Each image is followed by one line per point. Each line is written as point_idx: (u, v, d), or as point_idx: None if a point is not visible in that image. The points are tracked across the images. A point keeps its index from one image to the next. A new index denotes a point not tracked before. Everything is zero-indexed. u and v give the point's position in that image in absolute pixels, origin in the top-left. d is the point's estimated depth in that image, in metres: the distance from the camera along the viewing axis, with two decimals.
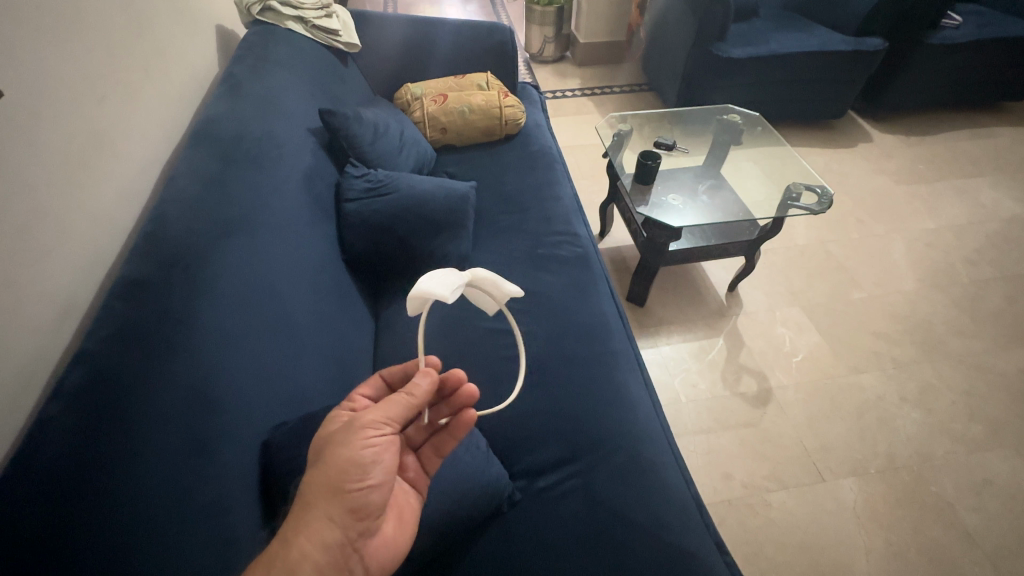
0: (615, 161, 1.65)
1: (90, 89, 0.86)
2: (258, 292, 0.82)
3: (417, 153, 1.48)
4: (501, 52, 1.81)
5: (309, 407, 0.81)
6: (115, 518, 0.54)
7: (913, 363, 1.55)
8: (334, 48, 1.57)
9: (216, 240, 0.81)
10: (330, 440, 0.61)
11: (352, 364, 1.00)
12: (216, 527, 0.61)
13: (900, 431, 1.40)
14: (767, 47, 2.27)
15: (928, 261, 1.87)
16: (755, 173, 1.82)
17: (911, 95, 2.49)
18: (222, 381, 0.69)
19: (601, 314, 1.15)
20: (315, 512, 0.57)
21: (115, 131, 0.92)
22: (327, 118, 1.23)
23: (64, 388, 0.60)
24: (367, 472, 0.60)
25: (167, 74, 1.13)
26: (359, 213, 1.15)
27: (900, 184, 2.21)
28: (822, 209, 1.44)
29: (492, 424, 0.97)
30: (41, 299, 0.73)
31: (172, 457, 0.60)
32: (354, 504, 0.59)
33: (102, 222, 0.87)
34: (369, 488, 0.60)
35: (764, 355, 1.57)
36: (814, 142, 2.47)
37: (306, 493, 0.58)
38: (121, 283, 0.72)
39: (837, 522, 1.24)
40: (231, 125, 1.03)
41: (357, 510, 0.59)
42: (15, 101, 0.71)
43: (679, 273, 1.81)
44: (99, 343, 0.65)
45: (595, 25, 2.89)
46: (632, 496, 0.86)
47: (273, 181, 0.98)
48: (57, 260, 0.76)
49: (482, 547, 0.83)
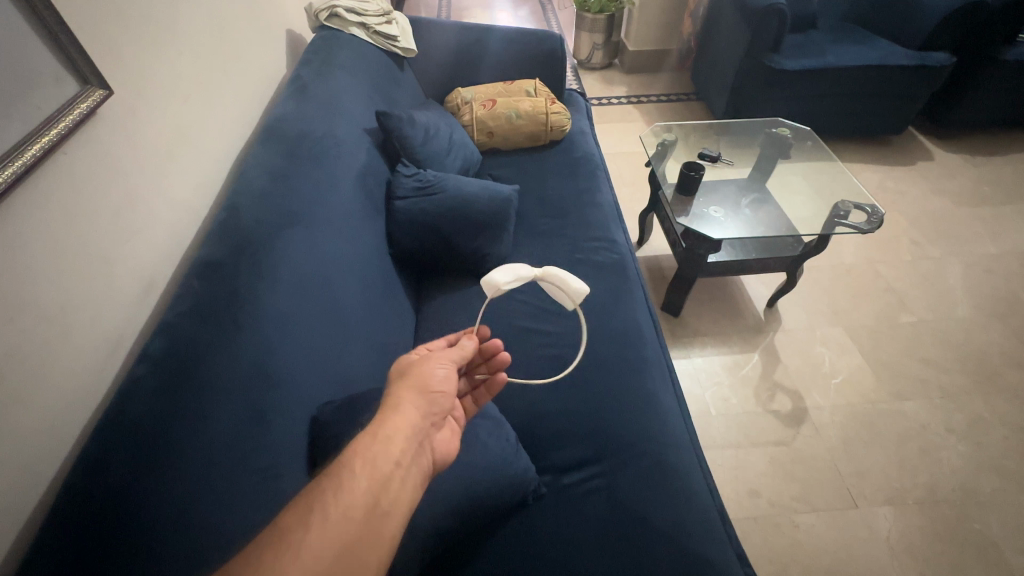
0: (657, 170, 1.65)
1: (177, 87, 0.96)
2: (314, 280, 0.88)
3: (465, 155, 1.53)
4: (550, 59, 1.85)
5: (353, 388, 0.87)
6: (187, 471, 0.61)
7: (961, 393, 1.49)
8: (391, 52, 1.64)
9: (279, 229, 0.89)
10: (420, 365, 0.72)
11: (395, 352, 1.06)
12: (270, 490, 0.67)
13: (943, 462, 1.34)
14: (823, 60, 2.21)
15: (986, 288, 1.78)
16: (802, 188, 1.78)
17: (980, 112, 2.36)
18: (280, 358, 0.76)
19: (635, 320, 1.17)
20: (407, 403, 0.66)
21: (197, 125, 1.02)
22: (383, 120, 1.30)
23: (149, 354, 0.69)
24: (442, 385, 0.71)
25: (243, 76, 1.23)
26: (409, 210, 1.21)
27: (962, 206, 2.10)
28: (871, 229, 1.40)
29: (522, 421, 1.00)
30: (130, 274, 0.81)
31: (235, 423, 0.67)
32: (434, 407, 0.69)
33: (182, 207, 0.96)
34: (444, 399, 0.70)
35: (801, 374, 1.53)
36: (868, 158, 2.39)
37: (398, 392, 0.67)
38: (198, 265, 0.80)
39: (869, 550, 1.20)
40: (297, 124, 1.11)
41: (435, 414, 0.69)
42: (121, 99, 0.81)
43: (717, 285, 1.79)
44: (179, 316, 0.73)
45: (645, 33, 2.89)
46: (656, 501, 0.87)
47: (331, 176, 1.06)
48: (144, 239, 0.85)
49: (507, 536, 0.86)
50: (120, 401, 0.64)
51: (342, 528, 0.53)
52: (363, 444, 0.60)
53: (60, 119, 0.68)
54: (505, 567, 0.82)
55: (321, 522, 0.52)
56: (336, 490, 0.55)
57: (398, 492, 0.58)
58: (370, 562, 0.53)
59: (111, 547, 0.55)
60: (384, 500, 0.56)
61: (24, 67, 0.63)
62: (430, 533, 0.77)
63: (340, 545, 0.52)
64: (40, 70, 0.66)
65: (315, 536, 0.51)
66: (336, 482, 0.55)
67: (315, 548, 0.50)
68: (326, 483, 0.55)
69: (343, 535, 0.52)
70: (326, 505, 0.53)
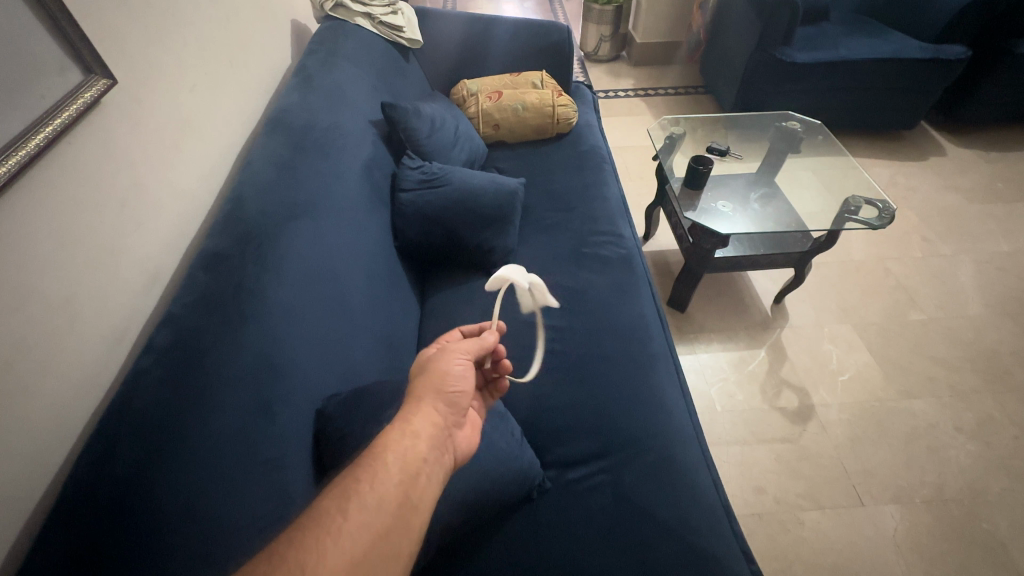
0: (665, 163, 1.63)
1: (182, 77, 0.95)
2: (320, 272, 0.88)
3: (470, 148, 1.52)
4: (557, 50, 1.82)
5: (358, 380, 0.87)
6: (193, 463, 0.60)
7: (971, 392, 1.47)
8: (397, 44, 1.63)
9: (285, 221, 0.88)
10: (436, 362, 0.72)
11: (399, 344, 1.05)
12: (275, 482, 0.67)
13: (951, 462, 1.33)
14: (835, 53, 2.18)
15: (998, 286, 1.75)
16: (812, 182, 1.76)
17: (995, 107, 2.31)
18: (285, 350, 0.75)
19: (641, 315, 1.16)
20: (426, 404, 0.67)
21: (202, 115, 1.01)
22: (388, 112, 1.29)
23: (156, 345, 0.69)
24: (460, 381, 0.71)
25: (248, 66, 1.22)
26: (414, 203, 1.20)
27: (974, 203, 2.07)
28: (882, 225, 1.38)
29: (527, 416, 1.00)
30: (135, 265, 0.81)
31: (243, 414, 0.67)
32: (453, 406, 0.69)
33: (187, 199, 0.96)
34: (463, 395, 0.71)
35: (807, 371, 1.52)
36: (879, 153, 2.36)
37: (419, 392, 0.68)
38: (204, 256, 0.80)
39: (874, 549, 1.19)
40: (303, 115, 1.10)
41: (454, 412, 0.69)
42: (125, 89, 0.80)
43: (724, 281, 1.78)
44: (184, 307, 0.73)
45: (653, 24, 2.85)
46: (661, 498, 0.87)
47: (336, 168, 1.05)
48: (150, 230, 0.85)
49: (512, 530, 0.86)
50: (126, 393, 0.64)
51: (374, 523, 0.54)
52: (390, 441, 0.61)
53: (65, 108, 0.67)
54: (509, 562, 0.82)
55: (357, 515, 0.53)
56: (370, 485, 0.56)
57: (425, 486, 0.59)
58: (403, 552, 0.55)
59: (117, 539, 0.55)
60: (413, 495, 0.58)
61: (28, 55, 0.63)
62: (435, 527, 0.77)
63: (378, 535, 0.53)
64: (45, 58, 0.65)
65: (354, 527, 0.53)
66: (371, 477, 0.57)
67: (352, 540, 0.52)
68: (360, 478, 0.57)
69: (377, 527, 0.54)
70: (362, 498, 0.55)
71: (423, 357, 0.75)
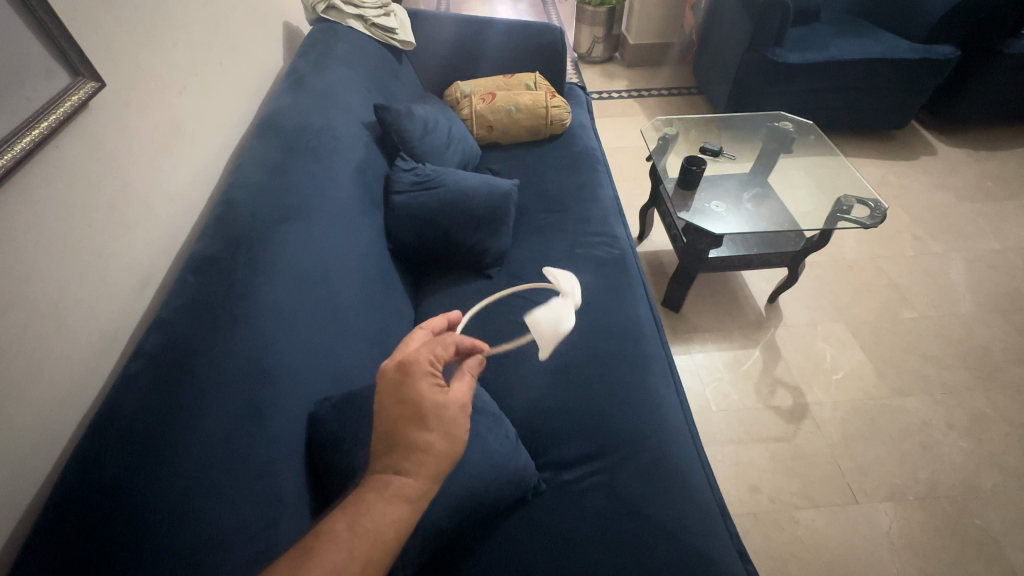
0: (658, 164, 1.64)
1: (172, 79, 0.94)
2: (312, 274, 0.88)
3: (464, 150, 1.52)
4: (550, 51, 1.83)
5: (352, 383, 0.87)
6: (184, 470, 0.60)
7: (963, 389, 1.48)
8: (389, 46, 1.63)
9: (276, 224, 0.88)
10: (450, 416, 0.63)
11: (392, 346, 1.05)
12: (267, 487, 0.66)
13: (944, 459, 1.34)
14: (826, 53, 2.19)
15: (988, 284, 1.77)
16: (804, 182, 1.77)
17: (983, 107, 2.34)
18: (277, 355, 0.75)
19: (635, 315, 1.16)
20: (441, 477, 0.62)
21: (192, 117, 1.00)
22: (381, 114, 1.28)
23: (145, 349, 0.68)
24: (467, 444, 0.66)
25: (239, 68, 1.22)
26: (407, 205, 1.20)
27: (964, 201, 2.09)
28: (874, 224, 1.38)
29: (522, 417, 1.00)
30: (125, 269, 0.80)
31: (234, 419, 0.66)
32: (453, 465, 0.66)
33: (178, 202, 0.95)
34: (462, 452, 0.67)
35: (802, 370, 1.53)
36: (870, 153, 2.38)
37: (439, 460, 0.61)
38: (194, 260, 0.80)
39: (870, 547, 1.20)
40: (294, 117, 1.10)
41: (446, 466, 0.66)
42: (114, 92, 0.80)
43: (717, 280, 1.78)
44: (174, 311, 0.72)
45: (646, 26, 2.87)
46: (656, 497, 0.87)
47: (328, 171, 1.04)
48: (138, 234, 0.84)
49: (507, 530, 0.86)
50: (115, 398, 0.63)
51: None
52: (394, 519, 0.57)
53: (52, 111, 0.67)
54: (504, 564, 0.82)
55: None
56: (365, 570, 0.54)
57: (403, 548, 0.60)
58: None
59: (105, 547, 0.54)
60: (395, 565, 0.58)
61: (15, 58, 0.62)
62: (429, 532, 0.77)
63: None
64: (29, 60, 0.65)
65: None
66: (367, 563, 0.54)
67: None
68: (356, 561, 0.54)
69: None
70: None
71: (433, 395, 0.63)
